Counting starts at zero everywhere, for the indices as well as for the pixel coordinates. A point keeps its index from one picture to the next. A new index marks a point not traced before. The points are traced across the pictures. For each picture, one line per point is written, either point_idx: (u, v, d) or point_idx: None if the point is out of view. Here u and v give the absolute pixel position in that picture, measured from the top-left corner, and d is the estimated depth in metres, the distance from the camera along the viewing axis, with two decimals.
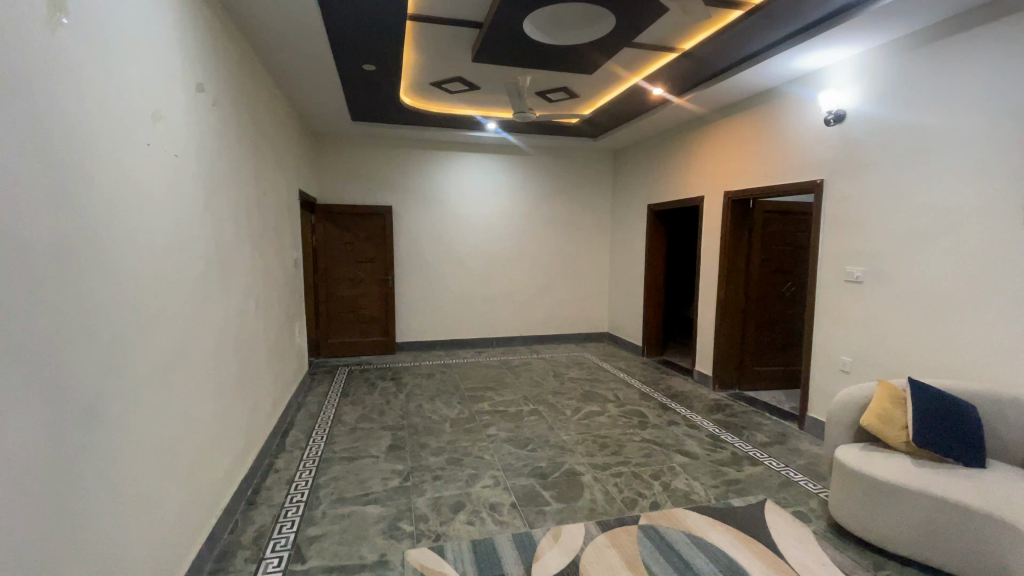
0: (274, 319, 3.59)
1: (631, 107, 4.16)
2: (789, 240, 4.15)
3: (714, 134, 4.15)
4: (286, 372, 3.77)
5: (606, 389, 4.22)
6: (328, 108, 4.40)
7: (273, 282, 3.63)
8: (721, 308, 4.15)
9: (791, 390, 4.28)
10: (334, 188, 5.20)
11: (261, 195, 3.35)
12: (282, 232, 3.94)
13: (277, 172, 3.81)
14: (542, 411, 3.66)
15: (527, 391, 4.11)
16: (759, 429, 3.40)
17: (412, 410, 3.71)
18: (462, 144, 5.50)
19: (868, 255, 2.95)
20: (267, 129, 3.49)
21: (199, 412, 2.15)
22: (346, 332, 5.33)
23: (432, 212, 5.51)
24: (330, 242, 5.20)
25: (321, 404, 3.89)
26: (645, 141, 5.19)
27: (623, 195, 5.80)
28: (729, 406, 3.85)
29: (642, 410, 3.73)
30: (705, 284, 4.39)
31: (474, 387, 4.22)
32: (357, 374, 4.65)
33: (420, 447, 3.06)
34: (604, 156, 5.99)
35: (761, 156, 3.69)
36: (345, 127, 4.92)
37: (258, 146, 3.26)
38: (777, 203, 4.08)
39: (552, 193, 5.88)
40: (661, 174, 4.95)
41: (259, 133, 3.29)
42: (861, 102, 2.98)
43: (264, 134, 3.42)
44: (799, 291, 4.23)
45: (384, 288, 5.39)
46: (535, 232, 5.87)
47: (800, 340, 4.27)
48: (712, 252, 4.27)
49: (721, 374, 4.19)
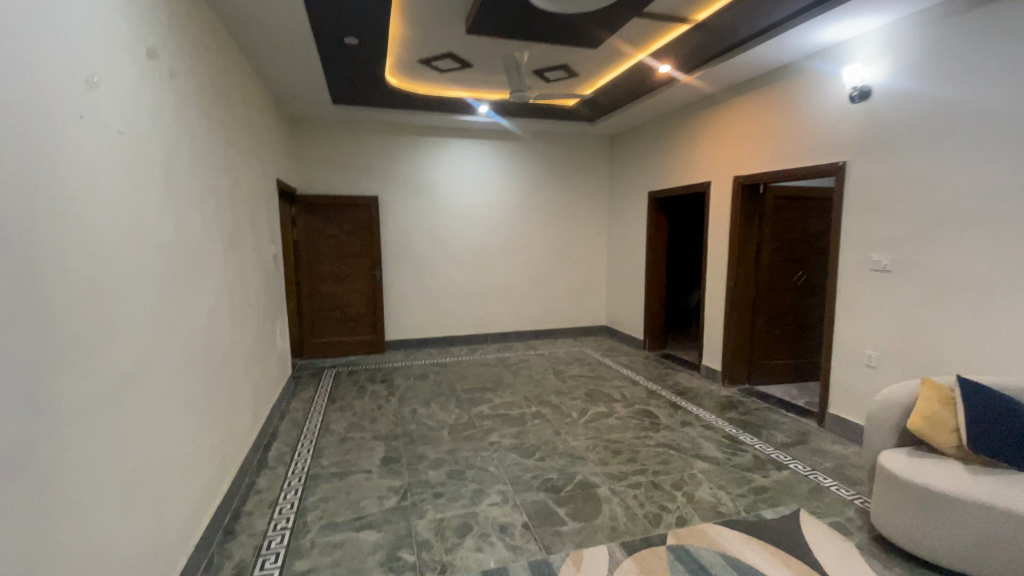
0: (251, 322, 3.26)
1: (634, 87, 3.89)
2: (800, 227, 3.95)
3: (722, 115, 3.91)
4: (267, 379, 3.46)
5: (611, 387, 3.99)
6: (305, 88, 4.04)
7: (249, 280, 3.30)
8: (730, 299, 3.94)
9: (802, 384, 4.10)
10: (314, 178, 4.86)
11: (232, 184, 3.02)
12: (258, 225, 3.61)
13: (250, 159, 3.46)
14: (546, 414, 3.40)
15: (528, 392, 3.86)
16: (778, 429, 3.19)
17: (406, 416, 3.43)
18: (452, 129, 5.18)
19: (896, 242, 2.76)
20: (236, 110, 3.14)
21: (162, 435, 1.84)
22: (331, 331, 5.01)
23: (421, 203, 5.20)
24: (312, 236, 4.87)
25: (307, 411, 3.59)
26: (645, 124, 4.93)
27: (621, 182, 5.55)
28: (742, 403, 3.65)
29: (652, 410, 3.51)
30: (712, 275, 4.17)
31: (471, 389, 3.95)
32: (345, 377, 4.34)
33: (417, 460, 2.78)
34: (599, 142, 5.73)
35: (775, 137, 3.46)
36: (325, 111, 4.57)
37: (227, 128, 2.92)
38: (789, 188, 3.87)
39: (547, 182, 5.60)
40: (663, 159, 4.71)
41: (227, 113, 2.94)
42: (888, 76, 2.75)
43: (234, 115, 3.08)
44: (811, 281, 4.03)
45: (371, 284, 5.08)
46: (529, 222, 5.60)
47: (812, 331, 4.10)
48: (721, 241, 4.05)
49: (731, 368, 3.99)
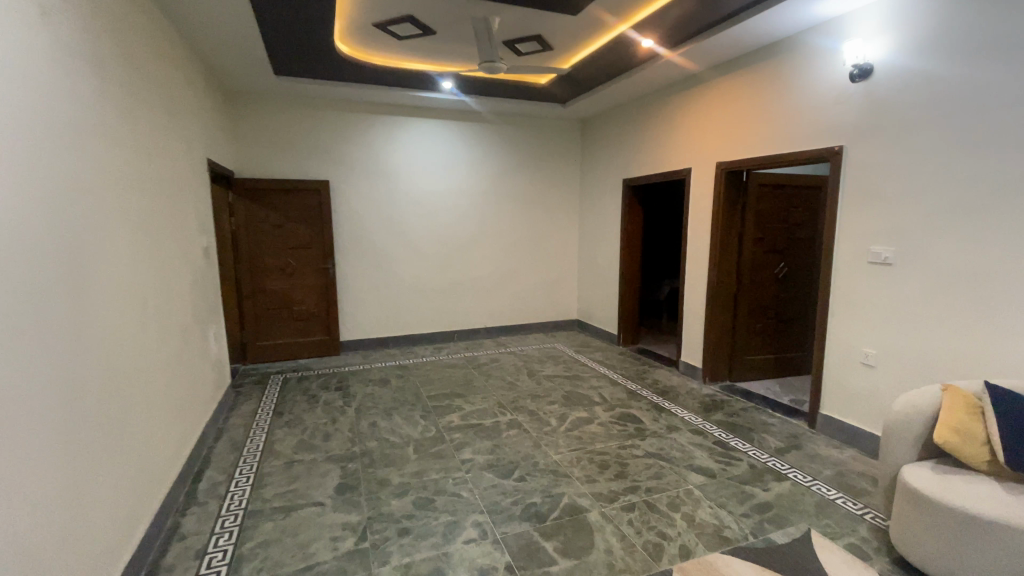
0: (176, 328, 2.76)
1: (612, 63, 3.57)
2: (782, 216, 3.78)
3: (706, 96, 3.66)
4: (198, 393, 2.96)
5: (589, 388, 3.70)
6: (239, 55, 3.50)
7: (172, 278, 2.80)
8: (711, 292, 3.73)
9: (783, 379, 3.97)
10: (255, 159, 4.29)
11: (143, 162, 2.50)
12: (184, 213, 3.08)
13: (170, 134, 2.93)
14: (523, 423, 3.07)
15: (500, 397, 3.52)
16: (768, 432, 3.01)
17: (365, 430, 3.02)
18: (412, 108, 4.73)
19: (896, 234, 2.58)
20: (147, 73, 2.61)
21: (38, 491, 1.39)
22: (277, 332, 4.50)
23: (379, 189, 4.73)
24: (252, 225, 4.32)
25: (248, 429, 3.12)
26: (619, 106, 4.65)
27: (593, 169, 5.26)
28: (726, 403, 3.45)
29: (635, 413, 3.23)
30: (691, 267, 3.95)
31: (437, 395, 3.56)
32: (294, 385, 3.86)
33: (378, 487, 2.40)
34: (570, 126, 5.41)
35: (764, 120, 3.24)
36: (264, 82, 4.02)
37: (132, 93, 2.39)
38: (772, 175, 3.68)
39: (515, 168, 5.24)
40: (639, 144, 4.44)
41: (133, 76, 2.42)
42: (891, 53, 2.55)
43: (144, 79, 2.55)
44: (793, 273, 3.88)
45: (323, 279, 4.59)
46: (498, 212, 5.24)
47: (792, 324, 3.96)
48: (701, 231, 3.82)
49: (713, 365, 3.79)
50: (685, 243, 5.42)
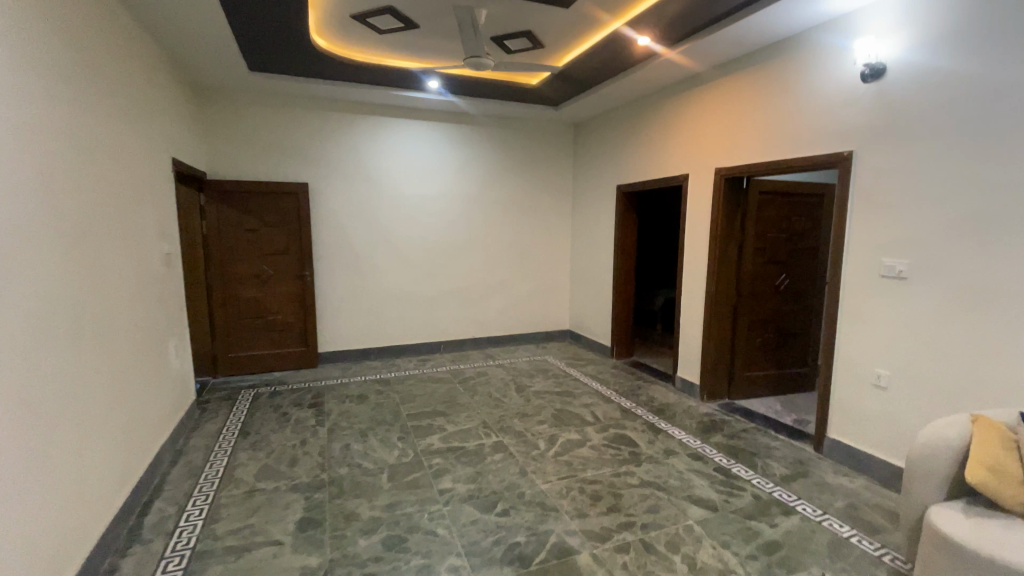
0: (127, 342, 2.51)
1: (607, 62, 3.38)
2: (784, 225, 3.60)
3: (705, 99, 3.48)
4: (153, 414, 2.70)
5: (581, 405, 3.47)
6: (209, 48, 3.27)
7: (125, 288, 2.55)
8: (710, 305, 3.53)
9: (784, 397, 3.78)
10: (229, 160, 4.05)
11: (88, 161, 2.25)
12: (143, 217, 2.83)
13: (125, 131, 2.68)
14: (509, 446, 2.83)
15: (485, 415, 3.28)
16: (773, 457, 2.81)
17: (336, 455, 2.77)
18: (398, 108, 4.52)
19: (912, 245, 2.39)
20: (96, 63, 2.37)
21: None
22: (250, 344, 4.24)
23: (361, 193, 4.50)
24: (224, 230, 4.07)
25: (209, 452, 2.85)
26: (614, 109, 4.47)
27: (586, 174, 5.07)
28: (726, 423, 3.23)
29: (629, 435, 3.01)
30: (689, 278, 3.75)
31: (418, 414, 3.32)
32: (265, 401, 3.60)
33: (344, 523, 2.15)
34: (562, 130, 5.22)
35: (767, 124, 3.07)
36: (239, 79, 3.79)
37: (74, 85, 2.14)
38: (773, 182, 3.50)
39: (506, 172, 5.04)
40: (635, 148, 4.25)
41: (77, 64, 2.18)
42: (906, 52, 2.38)
43: (91, 70, 2.31)
44: (795, 285, 3.70)
45: (300, 287, 4.35)
46: (487, 218, 5.02)
47: (793, 339, 3.78)
48: (699, 240, 3.62)
49: (711, 382, 3.59)
50: (683, 251, 5.22)
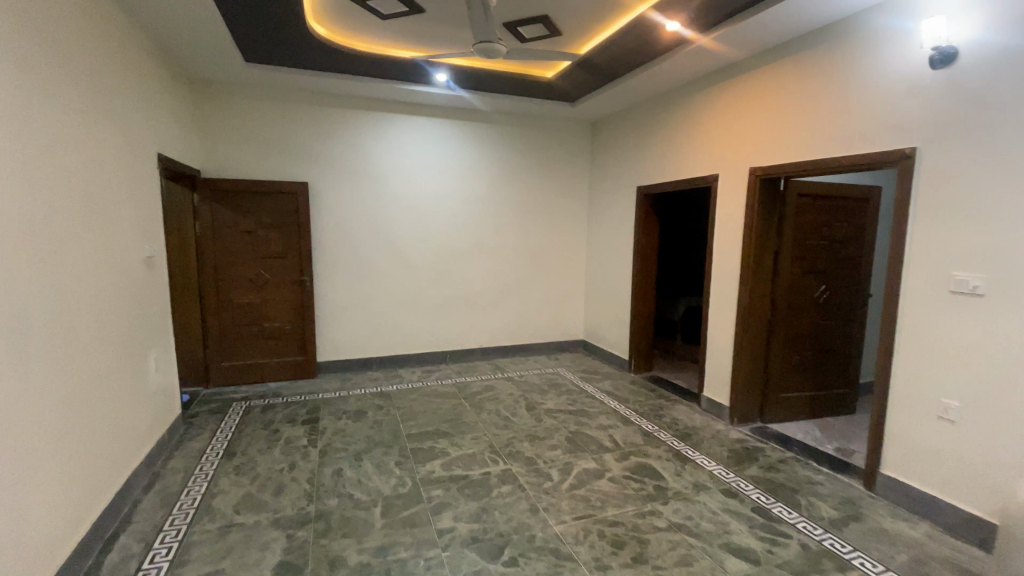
0: (95, 357, 2.25)
1: (631, 50, 3.08)
2: (824, 232, 3.28)
3: (741, 91, 3.18)
4: (126, 434, 2.45)
5: (598, 427, 3.15)
6: (199, 38, 3.03)
7: (97, 297, 2.31)
8: (742, 319, 3.20)
9: (821, 420, 3.44)
10: (225, 157, 3.82)
11: (46, 157, 1.99)
12: (121, 218, 2.59)
13: (101, 124, 2.44)
14: (518, 476, 2.53)
15: (492, 437, 2.98)
16: (818, 496, 2.48)
17: (326, 483, 2.49)
18: (406, 104, 4.28)
19: (990, 257, 2.05)
20: (63, 51, 2.13)
21: None
22: (245, 352, 4.00)
23: (365, 192, 4.25)
24: (218, 231, 3.84)
25: (188, 476, 2.59)
26: (636, 105, 4.17)
27: (603, 175, 4.76)
28: (761, 453, 2.89)
29: (653, 464, 2.68)
30: (717, 289, 3.43)
31: (419, 434, 3.03)
32: (256, 416, 3.34)
33: (328, 571, 1.87)
34: (579, 129, 4.92)
35: (812, 119, 2.75)
36: (235, 72, 3.56)
37: (29, 69, 1.88)
38: (813, 184, 3.18)
39: (518, 172, 4.75)
40: (658, 147, 3.95)
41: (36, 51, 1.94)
42: (982, 32, 2.04)
43: (56, 58, 2.07)
44: (834, 298, 3.37)
45: (299, 292, 4.10)
46: (497, 222, 4.74)
47: (832, 356, 3.45)
48: (730, 247, 3.30)
49: (742, 403, 3.26)
50: (710, 255, 4.85)
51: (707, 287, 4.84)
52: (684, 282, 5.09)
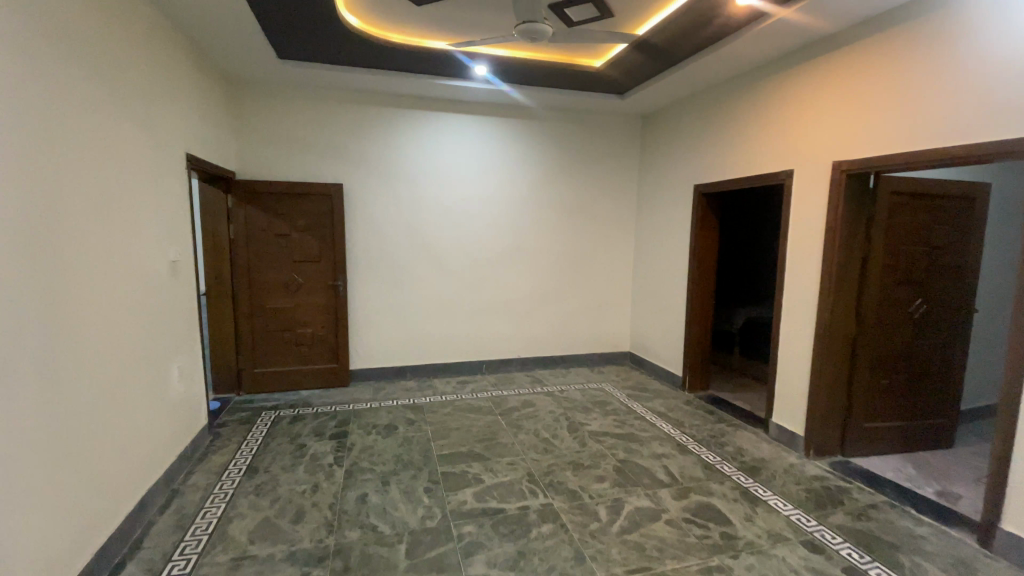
0: (110, 369, 2.11)
1: (695, 29, 2.72)
2: (921, 237, 2.81)
3: (824, 75, 2.77)
4: (143, 450, 2.31)
5: (651, 455, 2.79)
6: (230, 34, 2.90)
7: (117, 303, 2.19)
8: (821, 336, 2.77)
9: (913, 455, 2.96)
10: (260, 158, 3.73)
11: (60, 157, 1.85)
12: (145, 219, 2.47)
13: (124, 121, 2.31)
14: (561, 513, 2.22)
15: (532, 463, 2.68)
16: (924, 555, 2.04)
17: (349, 511, 2.27)
18: (445, 101, 4.07)
19: None
20: (85, 47, 2.02)
21: None
22: (277, 359, 3.88)
23: (401, 194, 4.07)
24: (253, 234, 3.74)
25: (207, 495, 2.43)
26: (695, 95, 3.80)
27: (655, 173, 4.39)
28: (848, 497, 2.46)
29: (719, 505, 2.31)
30: (789, 300, 3.01)
31: (451, 456, 2.77)
32: (283, 428, 3.18)
33: None
34: (628, 123, 4.57)
35: (918, 104, 2.31)
36: (270, 70, 3.45)
37: (38, 60, 1.73)
38: (910, 181, 2.72)
39: (561, 171, 4.45)
40: (721, 141, 3.55)
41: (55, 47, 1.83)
42: None
43: (78, 55, 1.96)
44: (932, 314, 2.89)
45: (332, 298, 3.95)
46: (538, 225, 4.45)
47: (926, 381, 2.97)
48: (807, 254, 2.87)
49: (819, 434, 2.83)
50: (778, 261, 4.38)
51: (774, 296, 4.37)
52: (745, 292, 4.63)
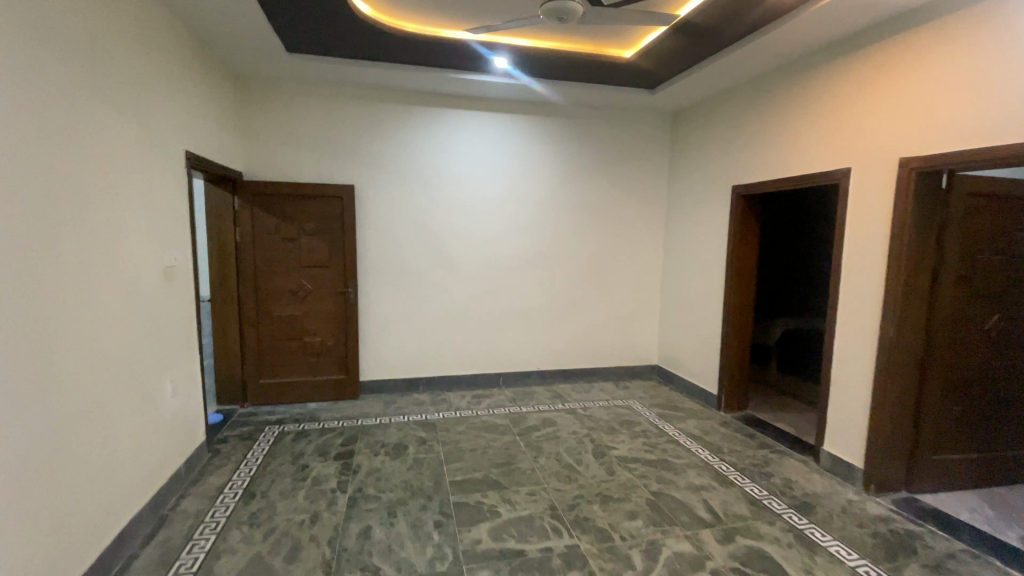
0: (89, 389, 1.91)
1: (740, 11, 2.44)
2: (1001, 244, 2.45)
3: (888, 61, 2.44)
4: (128, 475, 2.10)
5: (688, 487, 2.49)
6: (235, 26, 2.71)
7: (102, 314, 2.00)
8: (885, 356, 2.44)
9: (989, 493, 2.59)
10: (269, 158, 3.55)
11: (30, 156, 1.64)
12: (138, 222, 2.28)
13: (114, 116, 2.12)
14: (588, 558, 1.94)
15: (555, 494, 2.40)
16: None
17: (350, 549, 2.02)
18: (463, 97, 3.85)
19: None
20: (69, 32, 1.84)
21: None
22: (284, 369, 3.68)
23: (414, 196, 3.84)
24: (259, 238, 3.55)
25: (196, 524, 2.22)
26: (734, 89, 3.50)
27: (687, 173, 4.09)
28: (922, 543, 2.12)
29: (772, 553, 2.00)
30: (844, 314, 2.68)
31: (465, 483, 2.51)
32: (286, 445, 2.97)
33: None
34: (658, 121, 4.28)
35: (1008, 88, 1.97)
36: (280, 66, 3.27)
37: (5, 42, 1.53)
38: (990, 180, 2.38)
39: (585, 171, 4.18)
40: (763, 138, 3.25)
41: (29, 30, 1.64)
42: None
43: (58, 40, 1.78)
44: (1012, 332, 2.53)
45: (342, 305, 3.74)
46: (560, 228, 4.19)
47: (1003, 408, 2.60)
48: (867, 262, 2.55)
49: (881, 467, 2.49)
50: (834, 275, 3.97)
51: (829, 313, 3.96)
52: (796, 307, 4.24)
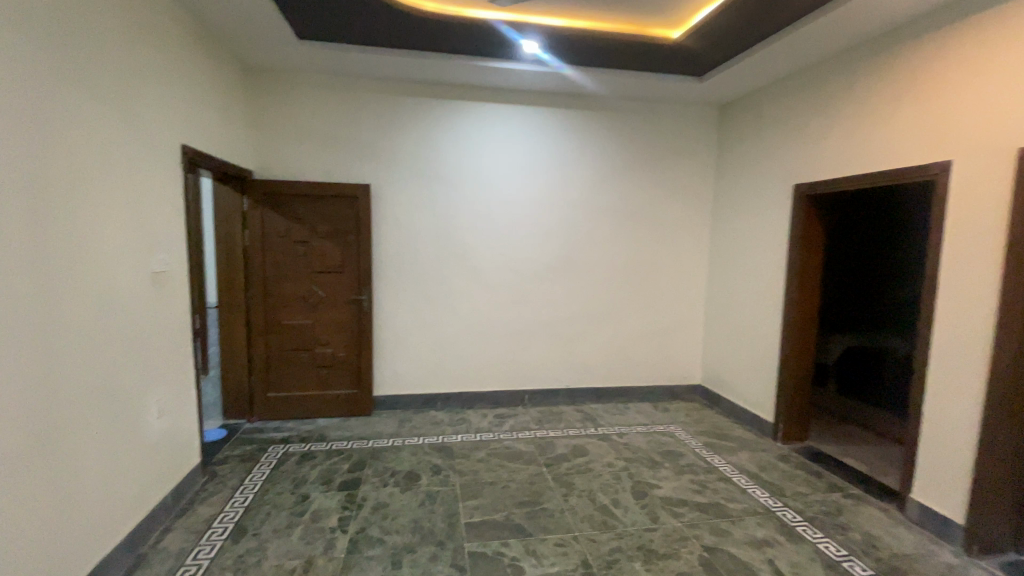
0: (54, 418, 1.64)
1: None
2: None
3: (1002, 31, 1.99)
4: (102, 510, 1.85)
5: (749, 542, 2.07)
6: (241, 11, 2.47)
7: (78, 328, 1.75)
8: (997, 392, 1.99)
9: None
10: (281, 157, 3.32)
11: None
12: (122, 224, 2.03)
13: (99, 104, 1.89)
14: None
15: (588, 546, 2.03)
16: None
17: None
18: (490, 90, 3.53)
19: None
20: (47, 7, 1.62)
21: None
22: (293, 382, 3.43)
23: (437, 196, 3.55)
24: (269, 241, 3.31)
25: (176, 566, 1.94)
26: (797, 74, 3.07)
27: (737, 172, 3.66)
28: None
29: None
30: (940, 338, 2.23)
31: (483, 527, 2.16)
32: (287, 470, 2.69)
33: None
34: (704, 114, 3.87)
35: None
36: (293, 56, 3.03)
37: None
38: None
39: (622, 170, 3.80)
40: (832, 130, 2.81)
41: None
42: None
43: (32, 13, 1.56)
44: None
45: (355, 313, 3.46)
46: (593, 232, 3.82)
47: None
48: (973, 276, 2.10)
49: (989, 524, 2.03)
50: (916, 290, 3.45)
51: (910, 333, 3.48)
52: (865, 324, 3.77)
